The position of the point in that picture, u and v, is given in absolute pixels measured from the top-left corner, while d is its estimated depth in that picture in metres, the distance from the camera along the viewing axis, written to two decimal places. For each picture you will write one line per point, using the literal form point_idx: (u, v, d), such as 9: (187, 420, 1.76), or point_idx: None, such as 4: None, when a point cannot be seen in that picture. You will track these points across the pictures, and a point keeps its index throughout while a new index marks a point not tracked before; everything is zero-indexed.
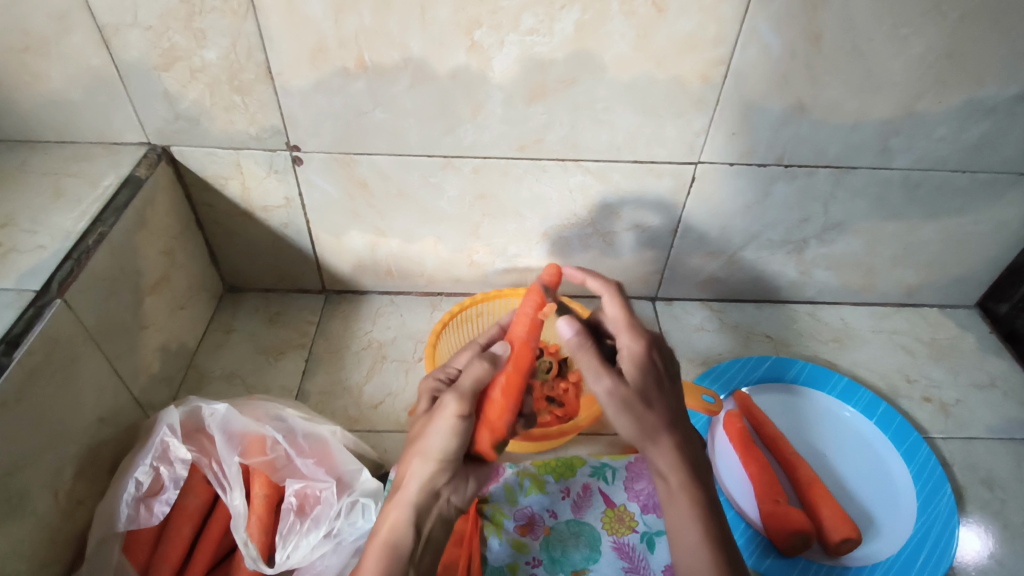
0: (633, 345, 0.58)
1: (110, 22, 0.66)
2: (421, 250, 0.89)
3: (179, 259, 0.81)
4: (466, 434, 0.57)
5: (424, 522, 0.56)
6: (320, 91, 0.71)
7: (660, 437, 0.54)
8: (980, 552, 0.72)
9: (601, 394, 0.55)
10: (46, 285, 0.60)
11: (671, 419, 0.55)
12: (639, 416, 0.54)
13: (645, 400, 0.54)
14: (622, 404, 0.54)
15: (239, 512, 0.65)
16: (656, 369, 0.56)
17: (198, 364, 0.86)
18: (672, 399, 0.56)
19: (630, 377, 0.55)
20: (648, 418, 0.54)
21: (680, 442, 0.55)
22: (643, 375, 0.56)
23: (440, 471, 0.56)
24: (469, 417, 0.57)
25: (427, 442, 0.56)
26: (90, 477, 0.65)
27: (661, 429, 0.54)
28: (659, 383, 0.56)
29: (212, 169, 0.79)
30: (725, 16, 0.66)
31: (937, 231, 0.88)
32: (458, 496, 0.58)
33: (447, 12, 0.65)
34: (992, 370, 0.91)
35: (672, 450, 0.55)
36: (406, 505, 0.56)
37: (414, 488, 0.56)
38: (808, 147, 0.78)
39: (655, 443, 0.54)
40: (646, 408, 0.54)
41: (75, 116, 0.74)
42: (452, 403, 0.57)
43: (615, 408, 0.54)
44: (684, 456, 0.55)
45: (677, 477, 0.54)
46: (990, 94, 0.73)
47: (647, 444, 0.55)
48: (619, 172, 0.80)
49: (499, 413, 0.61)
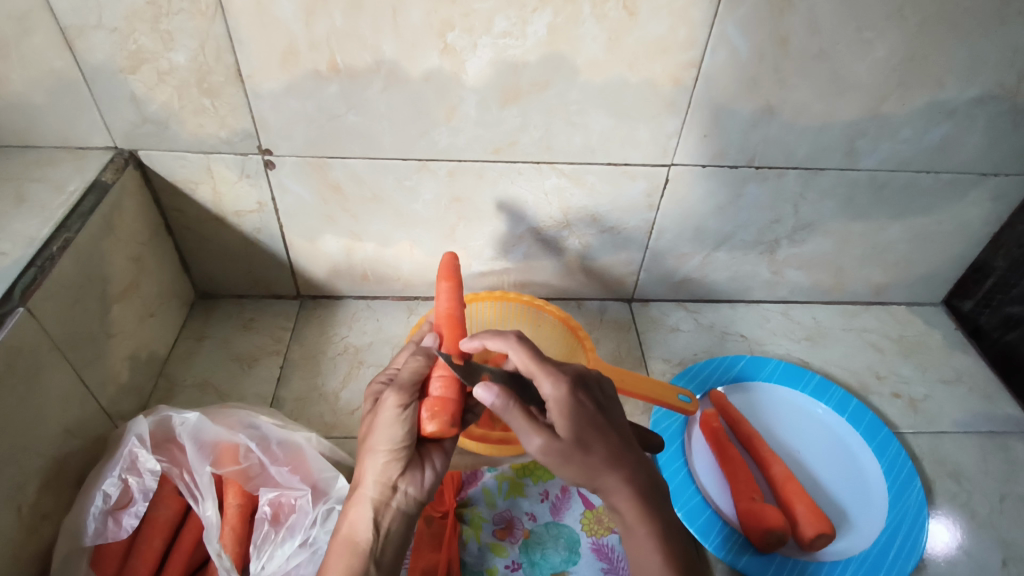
0: (556, 392, 0.57)
1: (73, 23, 0.64)
2: (397, 254, 0.89)
3: (148, 265, 0.80)
4: (413, 422, 0.57)
5: (383, 517, 0.55)
6: (292, 94, 0.71)
7: (608, 476, 0.54)
8: (948, 544, 0.73)
9: (538, 453, 0.55)
10: (9, 292, 0.58)
11: (613, 455, 0.55)
12: (581, 464, 0.54)
13: (583, 446, 0.54)
14: (560, 457, 0.54)
15: (211, 523, 0.64)
16: (587, 412, 0.56)
17: (168, 372, 0.84)
18: (610, 434, 0.56)
19: (562, 426, 0.55)
20: (591, 462, 0.54)
21: (631, 476, 0.55)
22: (574, 422, 0.55)
23: (393, 463, 0.56)
24: (411, 405, 0.58)
25: (372, 437, 0.56)
26: (55, 490, 0.63)
27: (605, 468, 0.54)
28: (594, 424, 0.55)
29: (181, 173, 0.78)
30: (695, 20, 0.67)
31: (903, 230, 0.90)
32: (416, 487, 0.57)
33: (419, 15, 0.65)
34: (958, 366, 0.94)
35: (624, 484, 0.55)
36: (365, 502, 0.55)
37: (369, 483, 0.55)
38: (777, 149, 0.79)
39: (604, 484, 0.55)
40: (585, 454, 0.54)
41: (38, 119, 0.72)
42: (392, 396, 0.58)
43: (557, 464, 0.54)
44: (638, 485, 0.55)
45: (632, 512, 0.54)
46: (950, 97, 0.75)
47: (596, 485, 0.55)
48: (593, 174, 0.80)
49: (443, 385, 0.61)
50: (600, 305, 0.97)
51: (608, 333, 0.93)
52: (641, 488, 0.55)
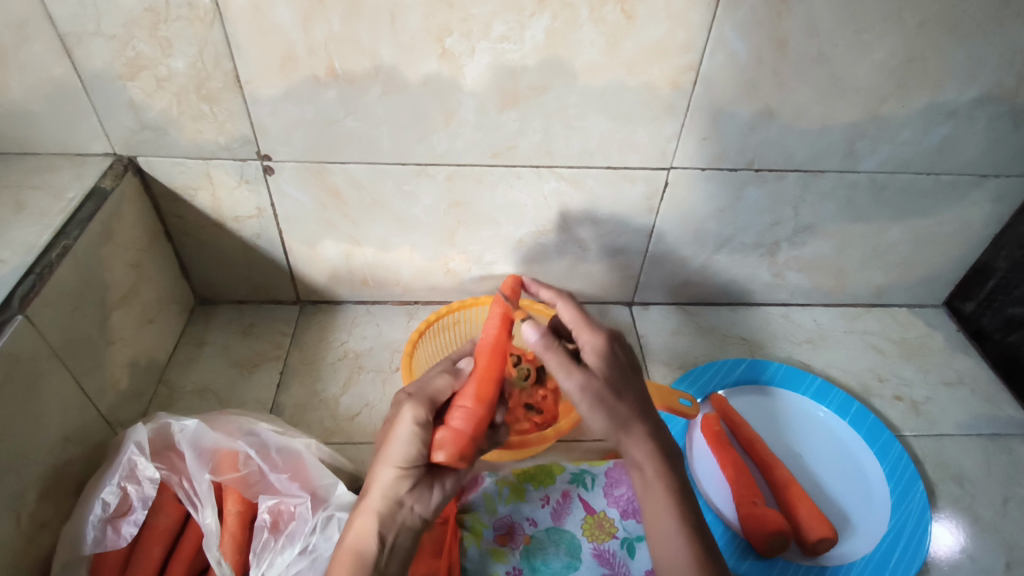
0: (594, 341, 0.59)
1: (72, 31, 0.64)
2: (397, 259, 0.89)
3: (148, 271, 0.80)
4: (425, 443, 0.57)
5: (389, 532, 0.55)
6: (291, 100, 0.71)
7: (632, 428, 0.56)
8: (952, 547, 0.73)
9: (573, 391, 0.56)
10: (7, 301, 0.58)
11: (639, 409, 0.57)
12: (611, 408, 0.55)
13: (616, 391, 0.56)
14: (595, 398, 0.55)
15: (210, 530, 0.65)
16: (620, 362, 0.58)
17: (168, 379, 0.84)
18: (638, 390, 0.58)
19: (598, 366, 0.57)
20: (620, 409, 0.55)
21: (650, 431, 0.56)
22: (609, 365, 0.57)
23: (402, 478, 0.56)
24: (427, 424, 0.58)
25: (387, 448, 0.57)
26: (54, 498, 0.63)
27: (632, 419, 0.56)
28: (625, 375, 0.57)
29: (180, 179, 0.78)
30: (694, 24, 0.67)
31: (904, 232, 0.90)
32: (422, 505, 0.57)
33: (417, 20, 0.65)
34: (960, 368, 0.93)
35: (644, 439, 0.56)
36: (371, 514, 0.55)
37: (376, 496, 0.55)
38: (776, 152, 0.79)
39: (625, 433, 0.56)
40: (617, 399, 0.55)
41: (36, 126, 0.72)
42: (411, 410, 0.58)
43: (591, 401, 0.55)
44: (656, 444, 0.56)
45: (653, 466, 0.55)
46: (950, 98, 0.75)
47: (619, 435, 0.56)
48: (593, 178, 0.80)
49: (464, 416, 0.59)
50: (600, 308, 0.97)
51: None
52: (662, 448, 0.56)
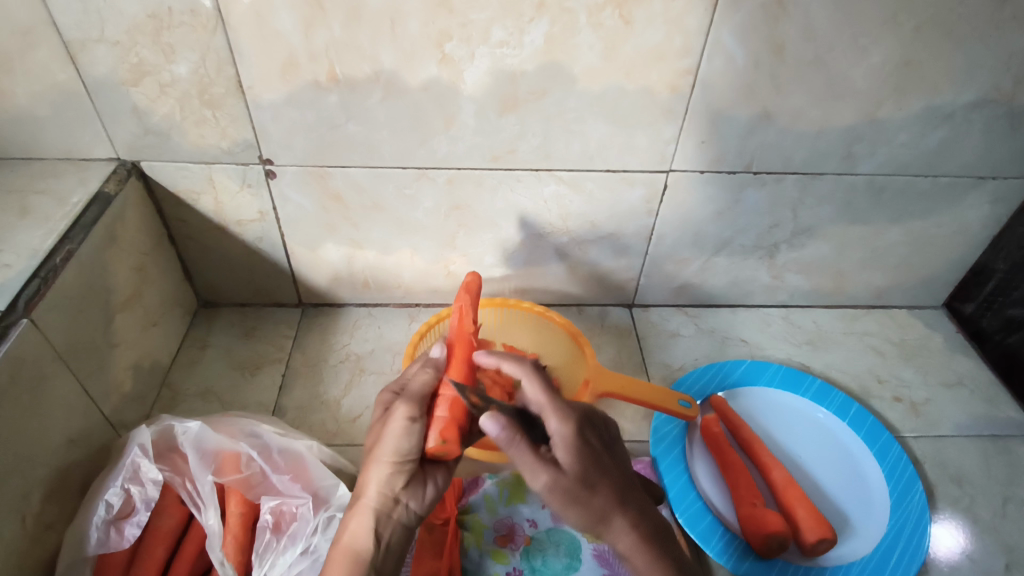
0: (563, 431, 0.55)
1: (76, 38, 0.65)
2: (398, 262, 0.89)
3: (151, 275, 0.80)
4: (420, 437, 0.57)
5: (384, 529, 0.56)
6: (292, 104, 0.71)
7: (611, 521, 0.56)
8: (952, 549, 0.73)
9: (541, 490, 0.54)
10: (12, 305, 0.59)
11: (617, 497, 0.56)
12: (585, 504, 0.55)
13: (589, 486, 0.54)
14: (566, 497, 0.54)
15: (213, 531, 0.65)
16: (592, 451, 0.56)
17: (171, 381, 0.84)
18: (613, 472, 0.57)
19: (568, 465, 0.54)
20: (595, 503, 0.55)
21: (633, 520, 0.57)
22: (580, 460, 0.55)
23: (397, 475, 0.56)
24: (420, 418, 0.57)
25: (380, 447, 0.57)
26: (59, 500, 0.64)
27: (610, 511, 0.56)
28: (597, 463, 0.56)
29: (183, 183, 0.78)
30: (691, 28, 0.67)
31: (902, 234, 0.90)
32: (417, 501, 0.57)
33: (416, 26, 0.66)
34: (959, 369, 0.94)
35: (628, 529, 0.56)
36: (366, 511, 0.56)
37: (372, 494, 0.56)
38: (775, 154, 0.79)
39: (609, 536, 0.56)
40: (590, 496, 0.55)
41: (41, 132, 0.73)
42: (402, 407, 0.57)
43: (561, 502, 0.54)
44: (642, 529, 0.57)
45: (639, 557, 0.56)
46: (947, 101, 0.75)
47: (599, 529, 0.56)
48: (593, 181, 0.81)
49: (450, 406, 0.59)
50: (600, 311, 0.98)
51: (608, 339, 0.93)
52: (645, 533, 0.57)
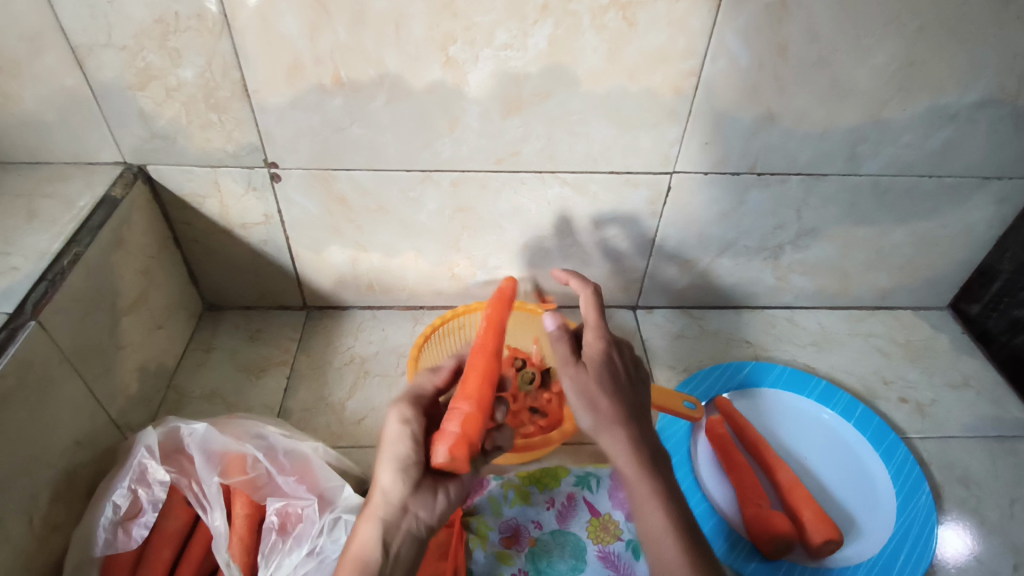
0: (596, 342, 0.60)
1: (84, 42, 0.66)
2: (402, 265, 0.89)
3: (157, 278, 0.81)
4: (419, 443, 0.58)
5: (393, 539, 0.55)
6: (298, 108, 0.72)
7: (615, 429, 0.56)
8: (960, 551, 0.73)
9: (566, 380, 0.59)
10: (20, 307, 0.59)
11: (626, 412, 0.57)
12: (596, 404, 0.56)
13: (604, 391, 0.57)
14: (584, 394, 0.57)
15: (219, 532, 0.66)
16: (614, 365, 0.59)
17: (177, 384, 0.85)
18: (628, 394, 0.58)
19: (591, 365, 0.58)
20: (604, 408, 0.56)
21: (634, 435, 0.56)
22: (603, 366, 0.58)
23: (403, 483, 0.56)
24: (415, 422, 0.59)
25: (381, 454, 0.58)
26: (66, 502, 0.64)
27: (617, 422, 0.56)
28: (619, 377, 0.59)
29: (189, 187, 0.79)
30: (694, 30, 0.68)
31: (907, 235, 0.90)
32: (426, 510, 0.57)
33: (421, 29, 0.66)
34: (965, 370, 0.93)
35: (626, 441, 0.55)
36: (374, 520, 0.56)
37: (379, 503, 0.56)
38: (779, 155, 0.79)
39: (604, 435, 0.56)
40: (602, 396, 0.57)
41: (48, 136, 0.73)
42: (397, 410, 0.60)
43: (578, 394, 0.57)
44: (639, 449, 0.56)
45: (632, 466, 0.55)
46: (951, 101, 0.75)
47: (603, 433, 0.56)
48: (596, 183, 0.81)
49: (460, 422, 0.59)
50: (604, 312, 0.98)
51: None
52: (642, 454, 0.55)
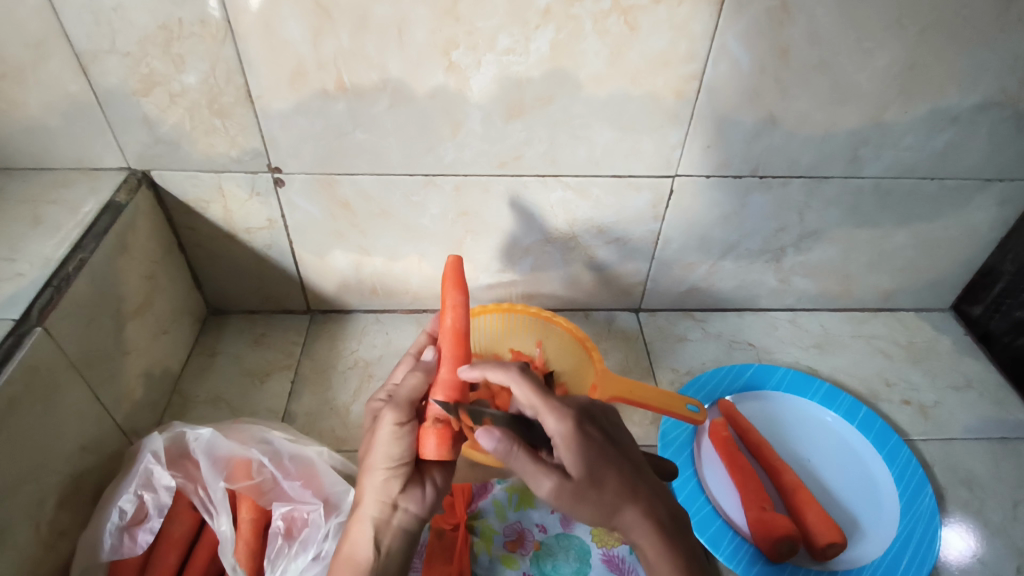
0: (561, 428, 0.57)
1: (88, 49, 0.66)
2: (405, 268, 0.90)
3: (162, 283, 0.81)
4: (413, 441, 0.58)
5: (383, 534, 0.56)
6: (301, 113, 0.72)
7: (625, 509, 0.55)
8: (963, 552, 0.73)
9: (549, 495, 0.56)
10: (26, 313, 0.60)
11: (626, 487, 0.56)
12: (594, 500, 0.55)
13: (593, 481, 0.55)
14: (574, 497, 0.55)
15: (226, 537, 0.65)
16: (593, 443, 0.57)
17: (181, 388, 0.85)
18: (618, 464, 0.57)
19: (572, 466, 0.55)
20: (604, 497, 0.55)
21: (648, 509, 0.56)
22: (583, 456, 0.56)
23: (392, 480, 0.57)
24: (409, 423, 0.58)
25: (371, 455, 0.58)
26: (72, 507, 0.64)
27: (623, 501, 0.55)
28: (602, 454, 0.56)
29: (193, 192, 0.79)
30: (696, 34, 0.68)
31: (909, 237, 0.90)
32: (416, 504, 0.57)
33: (423, 34, 0.67)
34: (968, 371, 0.93)
35: (642, 519, 0.55)
36: (366, 520, 0.56)
37: (371, 502, 0.57)
38: (781, 159, 0.80)
39: (621, 521, 0.56)
40: (597, 490, 0.55)
41: (53, 142, 0.74)
42: (390, 413, 0.58)
43: (570, 504, 0.55)
44: (656, 519, 0.56)
45: (651, 543, 0.55)
46: (953, 103, 0.75)
47: (613, 522, 0.56)
48: (599, 186, 0.81)
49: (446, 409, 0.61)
50: (607, 315, 0.98)
51: (615, 344, 0.93)
52: (660, 523, 0.56)
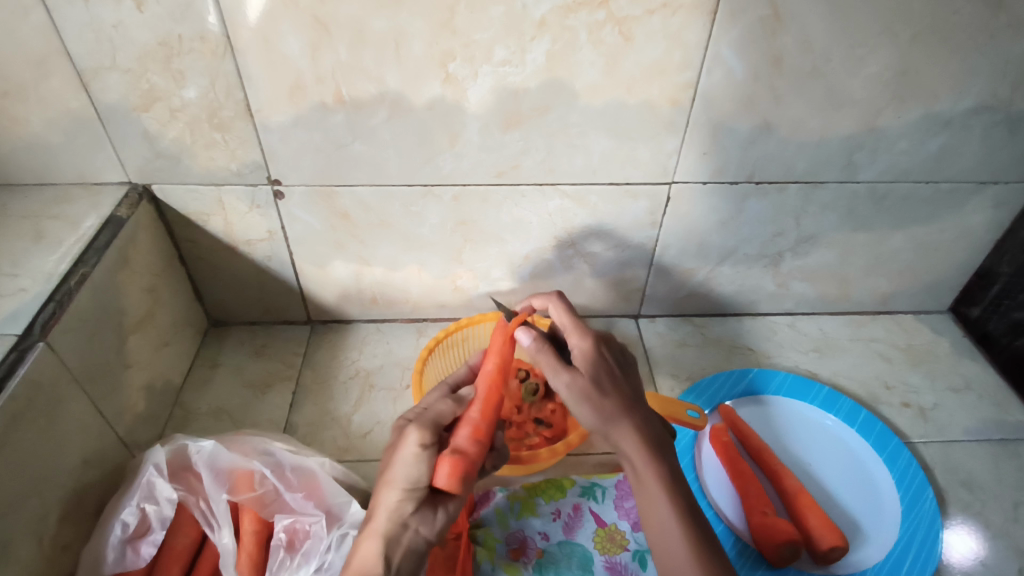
0: (582, 342, 0.63)
1: (90, 66, 0.67)
2: (405, 278, 0.90)
3: (163, 296, 0.81)
4: (433, 466, 0.58)
5: (394, 553, 0.56)
6: (300, 126, 0.73)
7: (620, 422, 0.57)
8: (966, 555, 0.73)
9: (562, 389, 0.59)
10: (29, 329, 0.60)
11: (627, 404, 0.59)
12: (596, 404, 0.58)
13: (601, 388, 0.58)
14: (581, 395, 0.58)
15: (228, 549, 0.66)
16: (606, 362, 0.61)
17: (183, 401, 0.85)
18: (624, 388, 0.60)
19: (586, 367, 0.60)
20: (605, 405, 0.58)
21: (639, 425, 0.58)
22: (595, 365, 0.60)
23: (406, 499, 0.57)
24: (432, 446, 0.58)
25: (391, 470, 0.58)
26: (75, 521, 0.64)
27: (619, 415, 0.58)
28: (612, 373, 0.60)
29: (193, 206, 0.80)
30: (689, 44, 0.69)
31: (906, 240, 0.91)
32: (427, 527, 0.58)
33: (420, 47, 0.67)
34: (967, 374, 0.94)
35: (632, 433, 0.57)
36: (375, 536, 0.56)
37: (382, 518, 0.56)
38: (776, 165, 0.80)
39: (616, 429, 0.57)
40: (601, 394, 0.58)
41: (54, 158, 0.74)
42: (415, 433, 0.58)
43: (577, 399, 0.58)
44: (645, 435, 0.58)
45: (641, 460, 0.56)
46: (945, 108, 0.76)
47: (607, 429, 0.58)
48: (596, 195, 0.82)
49: (467, 445, 0.60)
50: (607, 322, 0.98)
51: None
52: (648, 440, 0.57)
